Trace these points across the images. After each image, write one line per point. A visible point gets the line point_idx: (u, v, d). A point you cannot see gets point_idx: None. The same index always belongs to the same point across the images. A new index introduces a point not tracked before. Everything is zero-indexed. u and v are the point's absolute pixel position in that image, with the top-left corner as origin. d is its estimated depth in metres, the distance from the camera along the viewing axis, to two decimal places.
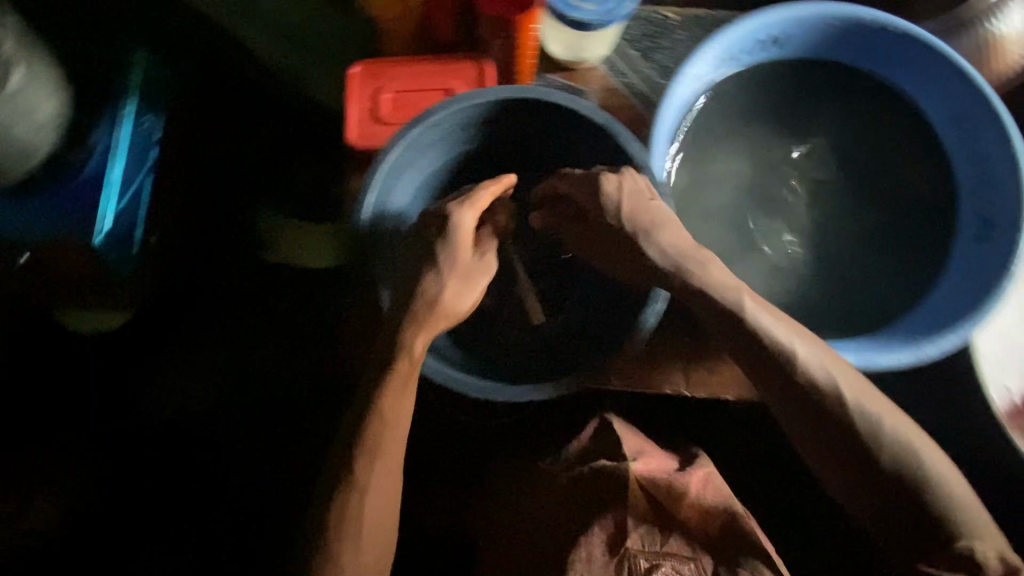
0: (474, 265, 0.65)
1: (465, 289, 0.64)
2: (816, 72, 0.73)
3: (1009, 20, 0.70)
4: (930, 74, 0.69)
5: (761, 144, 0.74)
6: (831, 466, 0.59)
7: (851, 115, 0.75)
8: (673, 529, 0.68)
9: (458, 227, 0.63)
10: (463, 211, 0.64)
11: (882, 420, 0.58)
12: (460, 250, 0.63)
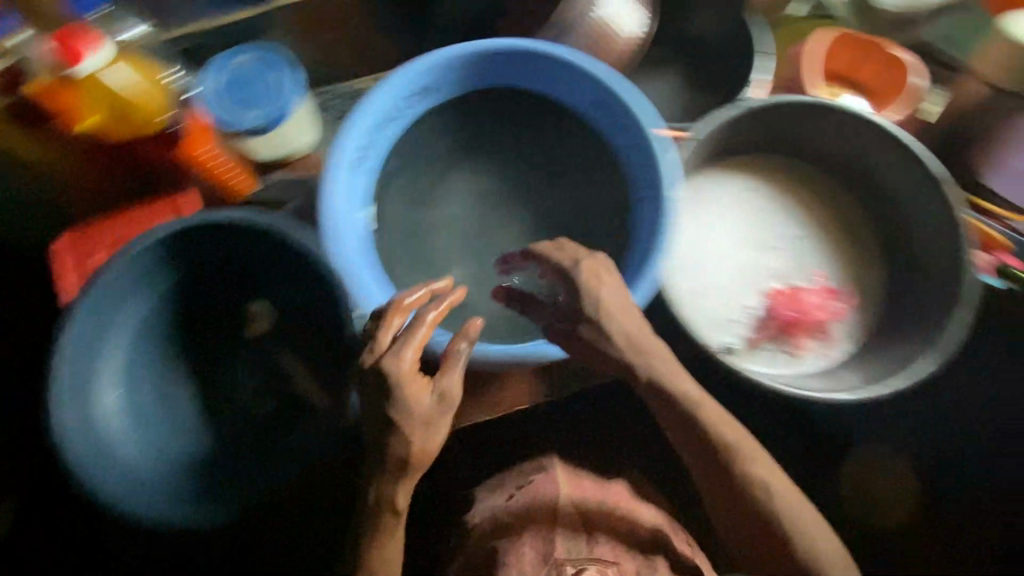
0: (434, 409, 0.57)
1: (432, 435, 0.57)
2: (483, 101, 0.76)
3: (607, 7, 0.71)
4: (526, 66, 0.72)
5: (421, 191, 0.77)
6: (733, 520, 0.64)
7: (527, 126, 0.77)
8: (600, 535, 0.68)
9: (402, 375, 0.55)
10: (405, 351, 0.56)
11: (766, 480, 0.63)
12: (421, 396, 0.56)
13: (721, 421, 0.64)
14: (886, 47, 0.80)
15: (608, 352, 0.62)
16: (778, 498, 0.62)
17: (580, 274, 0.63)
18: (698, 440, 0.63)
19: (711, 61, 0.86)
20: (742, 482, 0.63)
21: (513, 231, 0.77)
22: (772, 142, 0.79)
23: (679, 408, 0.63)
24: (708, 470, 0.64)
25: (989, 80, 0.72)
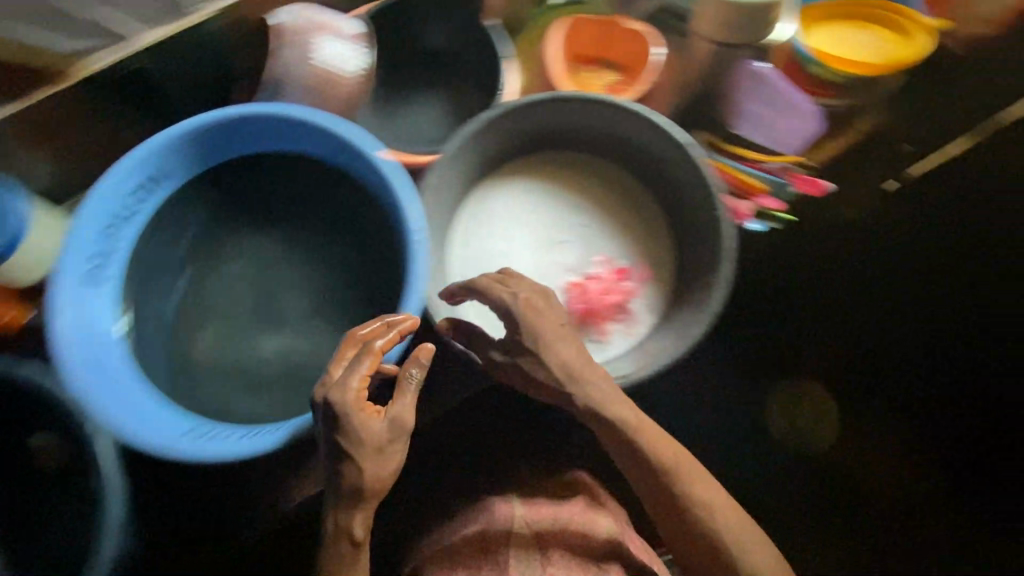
0: (382, 435, 0.56)
1: (386, 461, 0.56)
2: (226, 173, 0.72)
3: (326, 51, 0.71)
4: (250, 129, 0.69)
5: (175, 288, 0.71)
6: (671, 526, 0.64)
7: (280, 187, 0.73)
8: (554, 553, 0.65)
9: (348, 404, 0.55)
10: (352, 381, 0.56)
11: (694, 493, 0.63)
12: (376, 423, 0.56)
13: (656, 441, 0.64)
14: (618, 20, 0.81)
15: (534, 374, 0.64)
16: (710, 509, 0.63)
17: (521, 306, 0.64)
18: (637, 461, 0.64)
19: (468, 73, 0.86)
20: (680, 492, 0.63)
21: (290, 299, 0.72)
22: (538, 144, 0.81)
23: (611, 430, 0.64)
24: (645, 484, 0.65)
25: (702, 35, 0.74)
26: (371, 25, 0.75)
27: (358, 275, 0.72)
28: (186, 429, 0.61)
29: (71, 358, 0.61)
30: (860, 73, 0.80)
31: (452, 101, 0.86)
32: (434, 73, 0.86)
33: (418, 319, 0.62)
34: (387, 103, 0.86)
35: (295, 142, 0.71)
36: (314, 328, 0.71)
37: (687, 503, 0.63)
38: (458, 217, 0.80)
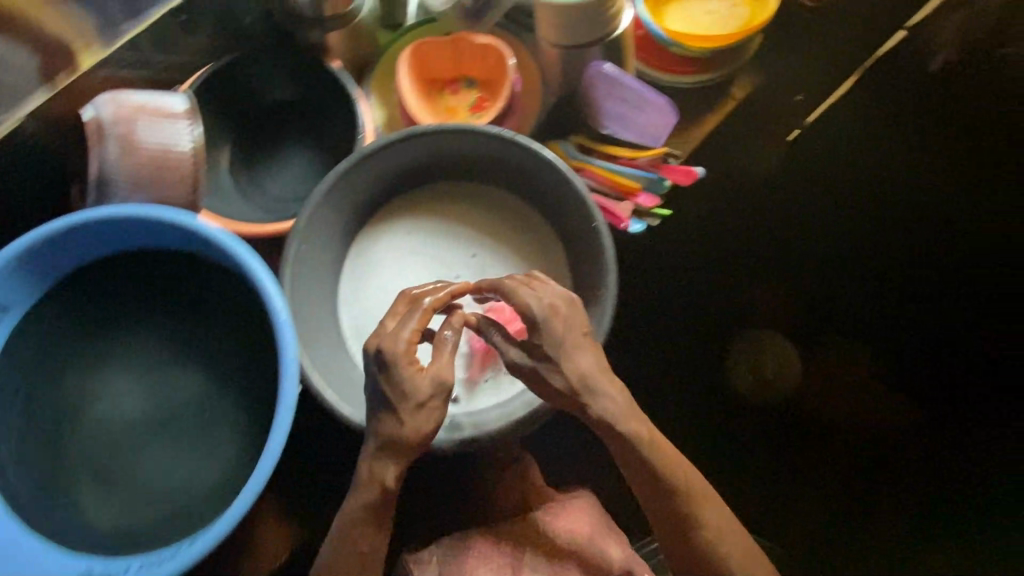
0: (429, 393, 0.59)
1: (424, 418, 0.59)
2: (78, 286, 0.68)
3: (149, 137, 0.65)
4: (84, 239, 0.64)
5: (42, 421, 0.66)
6: (673, 539, 0.67)
7: (141, 287, 0.69)
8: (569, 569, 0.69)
9: (398, 353, 0.59)
10: (409, 330, 0.60)
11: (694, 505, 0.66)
12: (421, 378, 0.59)
13: (670, 461, 0.65)
14: (468, 38, 0.78)
15: (551, 383, 0.62)
16: (711, 524, 0.66)
17: (552, 308, 0.63)
18: (643, 470, 0.65)
19: (331, 120, 0.82)
20: (686, 511, 0.66)
21: (176, 401, 0.68)
22: (408, 183, 0.77)
23: (625, 443, 0.64)
24: (654, 496, 0.66)
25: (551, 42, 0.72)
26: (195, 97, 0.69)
27: (242, 362, 0.69)
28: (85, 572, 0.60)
29: None
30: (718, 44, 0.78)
31: (321, 153, 0.82)
32: (297, 126, 0.82)
33: (470, 283, 0.67)
34: (255, 168, 0.82)
35: (144, 240, 0.67)
36: (207, 426, 0.68)
37: (691, 520, 0.66)
38: (342, 279, 0.75)
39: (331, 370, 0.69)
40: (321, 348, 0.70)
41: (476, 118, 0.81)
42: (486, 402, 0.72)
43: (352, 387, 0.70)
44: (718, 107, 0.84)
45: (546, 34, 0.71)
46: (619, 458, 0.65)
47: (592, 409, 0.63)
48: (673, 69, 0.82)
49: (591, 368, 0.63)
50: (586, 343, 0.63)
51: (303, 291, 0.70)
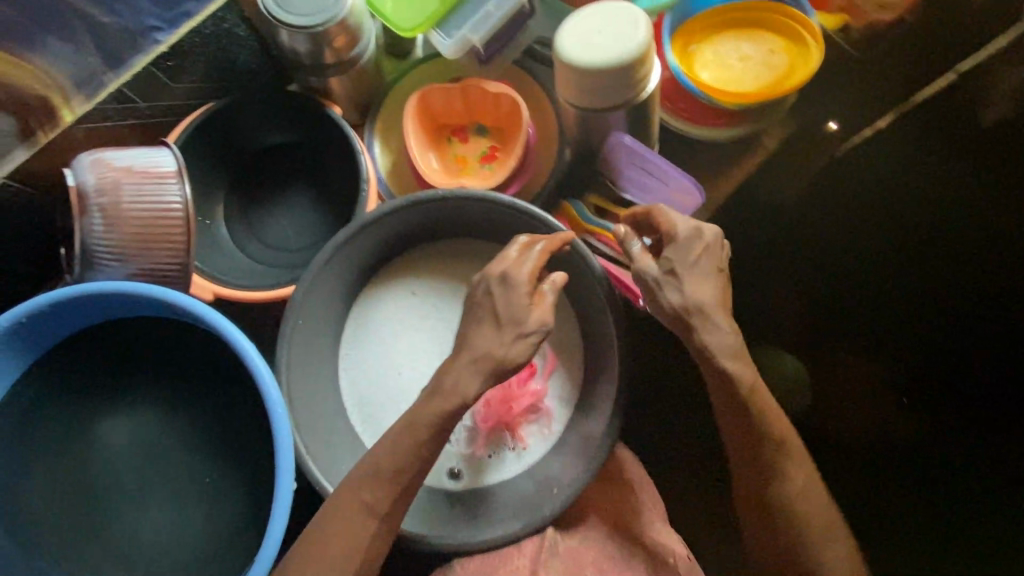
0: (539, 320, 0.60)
1: (521, 347, 0.59)
2: (63, 356, 0.64)
3: (134, 204, 0.60)
4: (61, 312, 0.60)
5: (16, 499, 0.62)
6: (761, 495, 0.63)
7: (134, 356, 0.66)
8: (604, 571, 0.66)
9: (521, 276, 0.60)
10: (526, 267, 0.61)
11: (787, 470, 0.62)
12: (531, 312, 0.60)
13: (773, 416, 0.62)
14: (482, 86, 0.72)
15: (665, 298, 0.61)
16: (802, 503, 0.62)
17: (674, 228, 0.62)
18: (741, 420, 0.62)
19: (333, 162, 0.76)
20: (779, 478, 0.62)
21: (168, 477, 0.65)
22: (410, 243, 0.73)
23: (727, 390, 0.62)
24: (744, 459, 0.64)
25: (569, 101, 0.66)
26: (181, 155, 0.64)
27: (237, 439, 0.66)
28: None
29: None
30: (744, 100, 0.71)
31: (321, 201, 0.78)
32: (295, 170, 0.78)
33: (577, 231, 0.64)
34: (251, 216, 0.78)
35: (126, 309, 0.63)
36: (199, 505, 0.65)
37: (779, 493, 0.62)
38: (342, 346, 0.73)
39: (328, 452, 0.66)
40: (318, 428, 0.67)
41: (487, 170, 0.75)
42: (489, 479, 0.70)
43: (350, 468, 0.67)
44: (744, 159, 0.80)
45: (565, 93, 0.65)
46: (716, 394, 0.63)
47: (700, 345, 0.61)
48: (694, 119, 0.77)
49: (706, 300, 0.61)
50: (703, 276, 0.62)
51: (301, 369, 0.66)
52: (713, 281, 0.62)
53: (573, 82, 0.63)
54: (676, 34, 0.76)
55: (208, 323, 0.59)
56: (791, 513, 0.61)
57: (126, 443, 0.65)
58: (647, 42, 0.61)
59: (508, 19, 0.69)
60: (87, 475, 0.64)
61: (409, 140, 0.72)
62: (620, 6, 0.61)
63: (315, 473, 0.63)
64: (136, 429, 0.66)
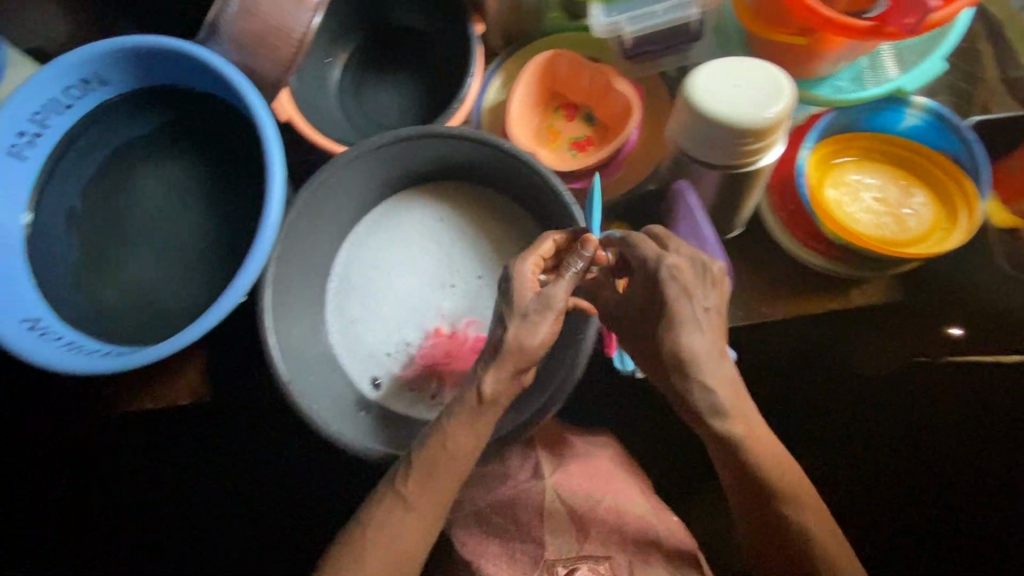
0: (534, 302, 0.57)
1: (527, 327, 0.56)
2: (164, 103, 0.75)
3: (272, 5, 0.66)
4: (178, 61, 0.70)
5: (82, 197, 0.75)
6: (774, 550, 0.62)
7: (208, 129, 0.75)
8: (564, 520, 0.73)
9: (520, 269, 0.59)
10: (527, 266, 0.59)
11: (790, 478, 0.61)
12: (528, 292, 0.57)
13: (773, 470, 0.61)
14: (611, 79, 0.71)
15: (688, 339, 0.59)
16: (828, 548, 0.60)
17: (662, 272, 0.59)
18: (725, 446, 0.61)
19: (457, 72, 0.80)
20: (780, 497, 0.61)
21: (177, 234, 0.75)
22: (464, 173, 0.76)
23: (727, 444, 0.61)
24: (735, 483, 0.63)
25: (695, 157, 0.61)
26: None
27: (242, 244, 0.73)
28: (30, 320, 0.67)
29: None
30: (836, 232, 0.64)
31: (423, 99, 0.82)
32: (419, 59, 0.82)
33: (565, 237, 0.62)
34: (365, 77, 0.83)
35: (224, 89, 0.71)
36: (183, 269, 0.74)
37: (805, 544, 0.61)
38: (360, 225, 0.78)
39: (289, 298, 0.70)
40: (294, 273, 0.70)
41: (570, 154, 0.75)
42: (398, 405, 0.73)
43: (301, 322, 0.72)
44: (818, 296, 0.72)
45: (689, 146, 0.60)
46: (719, 466, 0.63)
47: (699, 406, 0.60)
48: (793, 228, 0.70)
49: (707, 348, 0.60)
50: (703, 319, 0.59)
51: (313, 217, 0.70)
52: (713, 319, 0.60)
53: (704, 138, 0.58)
54: (834, 136, 0.69)
55: (270, 137, 0.65)
56: (803, 528, 0.61)
57: (177, 197, 0.76)
58: (794, 101, 0.57)
59: (671, 28, 0.66)
60: (135, 206, 0.76)
61: (519, 85, 0.72)
62: (752, 63, 0.57)
63: (266, 312, 0.65)
64: (190, 191, 0.76)
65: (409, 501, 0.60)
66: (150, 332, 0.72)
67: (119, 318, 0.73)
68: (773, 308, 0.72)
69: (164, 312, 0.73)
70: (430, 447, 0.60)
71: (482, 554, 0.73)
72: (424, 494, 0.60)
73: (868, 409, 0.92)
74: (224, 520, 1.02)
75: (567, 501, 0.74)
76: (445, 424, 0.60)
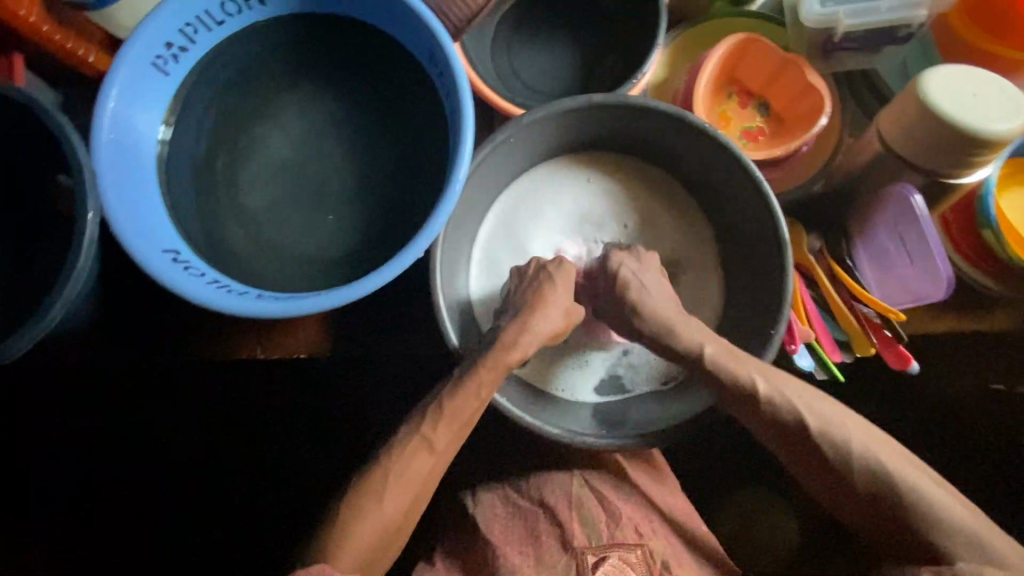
0: (554, 296, 0.65)
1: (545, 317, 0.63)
2: (323, 31, 0.68)
3: None
4: None
5: (214, 124, 0.67)
6: (814, 470, 0.59)
7: (368, 67, 0.68)
8: (594, 502, 0.72)
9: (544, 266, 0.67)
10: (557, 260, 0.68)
11: (858, 433, 0.57)
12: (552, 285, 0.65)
13: (797, 396, 0.59)
14: (803, 72, 0.68)
15: (650, 311, 0.65)
16: (876, 450, 0.57)
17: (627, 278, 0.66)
18: (780, 424, 0.59)
19: (621, 45, 0.77)
20: (805, 425, 0.58)
21: (319, 176, 0.67)
22: (634, 147, 0.72)
23: (747, 395, 0.59)
24: (801, 462, 0.60)
25: (916, 164, 0.60)
26: None
27: (395, 195, 0.67)
28: (171, 251, 0.61)
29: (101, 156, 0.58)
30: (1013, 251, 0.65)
31: (580, 67, 0.78)
32: (581, 23, 0.78)
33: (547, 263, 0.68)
34: (519, 34, 0.78)
35: (402, 25, 0.65)
36: (321, 214, 0.67)
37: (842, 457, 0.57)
38: (508, 189, 0.73)
39: (451, 257, 0.68)
40: (456, 236, 0.68)
41: (741, 143, 0.73)
42: (544, 384, 0.70)
43: (455, 286, 0.68)
44: (969, 317, 0.72)
45: (912, 153, 0.60)
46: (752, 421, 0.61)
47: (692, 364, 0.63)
48: (958, 244, 0.70)
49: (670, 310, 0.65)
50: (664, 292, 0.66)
51: (482, 177, 0.67)
52: (689, 318, 0.65)
53: (938, 149, 0.58)
54: (1011, 158, 0.69)
55: (461, 85, 0.61)
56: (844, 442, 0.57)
57: (320, 134, 0.68)
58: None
59: (884, 29, 0.64)
60: (274, 138, 0.68)
61: (708, 66, 0.69)
62: (982, 72, 0.57)
63: (436, 272, 0.63)
64: (335, 130, 0.68)
65: (433, 443, 0.60)
66: (282, 283, 0.65)
67: (249, 263, 0.65)
68: (920, 323, 0.71)
69: (297, 264, 0.66)
70: (462, 390, 0.60)
71: (507, 537, 0.71)
72: (445, 433, 0.61)
73: (934, 433, 0.89)
74: (259, 466, 1.00)
75: (594, 487, 0.73)
76: (477, 364, 0.61)
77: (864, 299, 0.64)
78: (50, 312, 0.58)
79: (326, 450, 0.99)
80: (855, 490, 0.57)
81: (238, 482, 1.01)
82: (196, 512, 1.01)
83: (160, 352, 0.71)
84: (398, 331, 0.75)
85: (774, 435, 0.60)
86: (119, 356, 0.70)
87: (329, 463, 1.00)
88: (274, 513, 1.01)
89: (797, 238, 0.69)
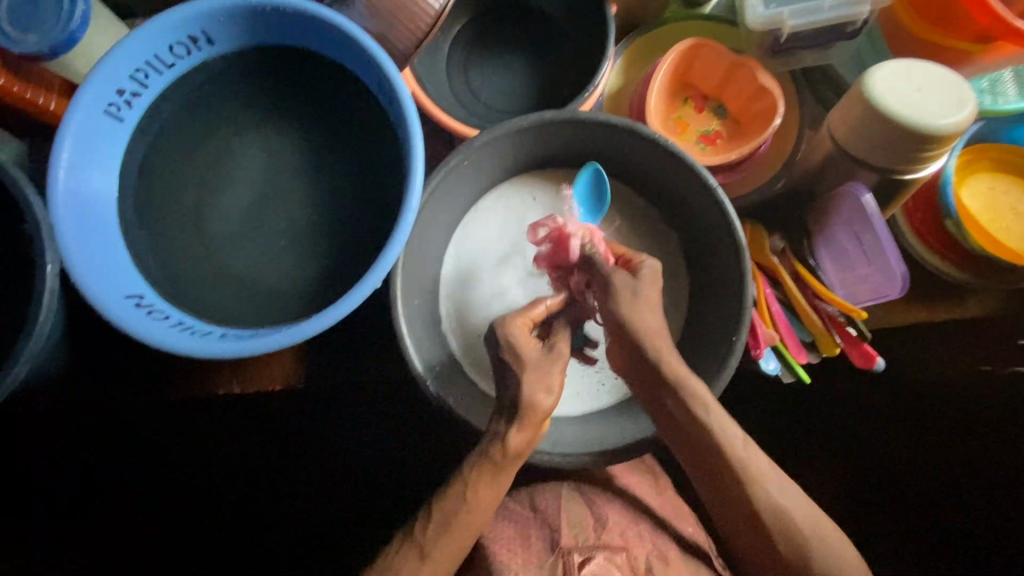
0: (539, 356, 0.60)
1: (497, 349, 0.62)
2: (275, 67, 0.68)
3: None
4: (308, 26, 0.64)
5: (172, 164, 0.68)
6: (730, 514, 0.62)
7: (322, 101, 0.69)
8: (575, 505, 0.72)
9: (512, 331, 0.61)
10: (516, 325, 0.61)
11: (771, 477, 0.60)
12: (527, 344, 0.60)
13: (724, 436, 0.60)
14: (756, 72, 0.68)
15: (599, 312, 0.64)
16: (785, 498, 0.60)
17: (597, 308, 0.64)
18: (714, 481, 0.61)
19: (575, 57, 0.77)
20: (730, 465, 0.60)
21: (282, 211, 0.68)
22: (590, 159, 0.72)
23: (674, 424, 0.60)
24: (731, 521, 0.62)
25: (868, 163, 0.60)
26: None
27: (353, 223, 0.67)
28: (135, 295, 0.62)
29: (58, 207, 0.59)
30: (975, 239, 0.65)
31: (536, 80, 0.78)
32: (534, 37, 0.78)
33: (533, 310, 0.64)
34: (475, 50, 0.78)
35: (351, 54, 0.66)
36: (281, 249, 0.67)
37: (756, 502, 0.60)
38: (491, 190, 0.74)
39: (413, 283, 0.67)
40: (416, 262, 0.67)
41: (699, 148, 0.73)
42: None
43: (422, 310, 0.69)
44: (935, 307, 0.71)
45: (863, 152, 0.60)
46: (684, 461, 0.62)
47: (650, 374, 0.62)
48: (922, 235, 0.70)
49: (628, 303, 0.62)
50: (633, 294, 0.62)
51: (439, 201, 0.67)
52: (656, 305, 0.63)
53: (887, 147, 0.58)
54: (967, 148, 0.69)
55: (409, 113, 0.61)
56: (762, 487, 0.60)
57: (277, 169, 0.69)
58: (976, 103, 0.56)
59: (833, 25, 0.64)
60: (231, 176, 0.68)
61: (660, 74, 0.69)
62: (926, 69, 0.56)
63: (397, 303, 0.63)
64: (291, 162, 0.69)
65: (426, 552, 0.59)
66: (246, 319, 0.65)
67: (213, 301, 0.66)
68: (888, 316, 0.71)
69: (261, 298, 0.66)
70: (453, 492, 0.59)
71: (496, 535, 0.70)
72: (448, 536, 0.59)
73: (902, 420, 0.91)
74: (246, 482, 1.01)
75: (580, 494, 0.73)
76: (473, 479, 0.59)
77: (827, 298, 0.64)
78: (14, 366, 0.59)
79: (310, 463, 1.01)
80: (761, 534, 0.60)
81: (236, 487, 1.01)
82: (191, 521, 1.01)
83: (133, 386, 0.71)
84: (367, 353, 0.75)
85: (700, 476, 0.62)
86: (93, 392, 0.71)
87: (314, 476, 1.01)
88: (273, 513, 1.02)
89: (757, 239, 0.68)
